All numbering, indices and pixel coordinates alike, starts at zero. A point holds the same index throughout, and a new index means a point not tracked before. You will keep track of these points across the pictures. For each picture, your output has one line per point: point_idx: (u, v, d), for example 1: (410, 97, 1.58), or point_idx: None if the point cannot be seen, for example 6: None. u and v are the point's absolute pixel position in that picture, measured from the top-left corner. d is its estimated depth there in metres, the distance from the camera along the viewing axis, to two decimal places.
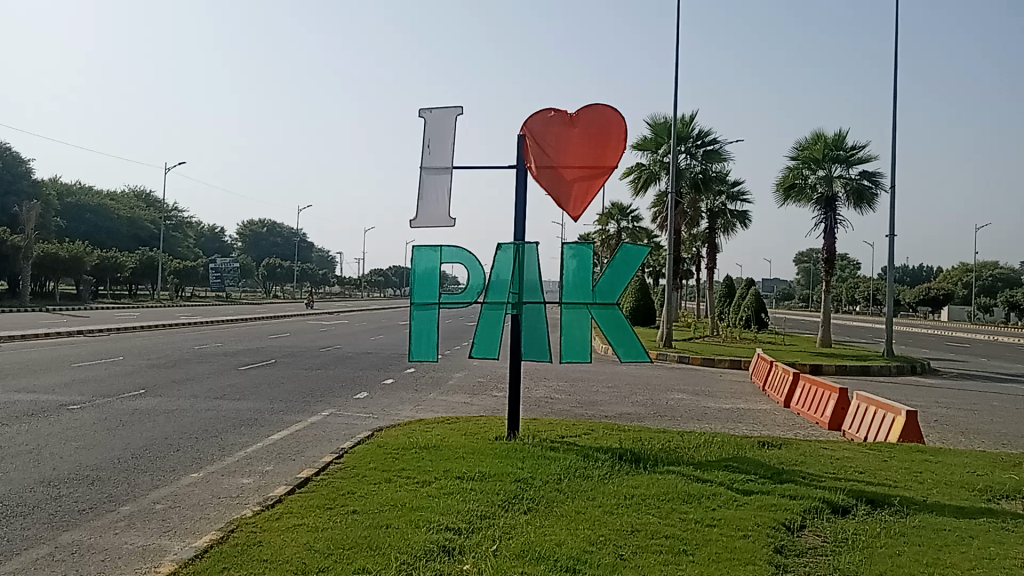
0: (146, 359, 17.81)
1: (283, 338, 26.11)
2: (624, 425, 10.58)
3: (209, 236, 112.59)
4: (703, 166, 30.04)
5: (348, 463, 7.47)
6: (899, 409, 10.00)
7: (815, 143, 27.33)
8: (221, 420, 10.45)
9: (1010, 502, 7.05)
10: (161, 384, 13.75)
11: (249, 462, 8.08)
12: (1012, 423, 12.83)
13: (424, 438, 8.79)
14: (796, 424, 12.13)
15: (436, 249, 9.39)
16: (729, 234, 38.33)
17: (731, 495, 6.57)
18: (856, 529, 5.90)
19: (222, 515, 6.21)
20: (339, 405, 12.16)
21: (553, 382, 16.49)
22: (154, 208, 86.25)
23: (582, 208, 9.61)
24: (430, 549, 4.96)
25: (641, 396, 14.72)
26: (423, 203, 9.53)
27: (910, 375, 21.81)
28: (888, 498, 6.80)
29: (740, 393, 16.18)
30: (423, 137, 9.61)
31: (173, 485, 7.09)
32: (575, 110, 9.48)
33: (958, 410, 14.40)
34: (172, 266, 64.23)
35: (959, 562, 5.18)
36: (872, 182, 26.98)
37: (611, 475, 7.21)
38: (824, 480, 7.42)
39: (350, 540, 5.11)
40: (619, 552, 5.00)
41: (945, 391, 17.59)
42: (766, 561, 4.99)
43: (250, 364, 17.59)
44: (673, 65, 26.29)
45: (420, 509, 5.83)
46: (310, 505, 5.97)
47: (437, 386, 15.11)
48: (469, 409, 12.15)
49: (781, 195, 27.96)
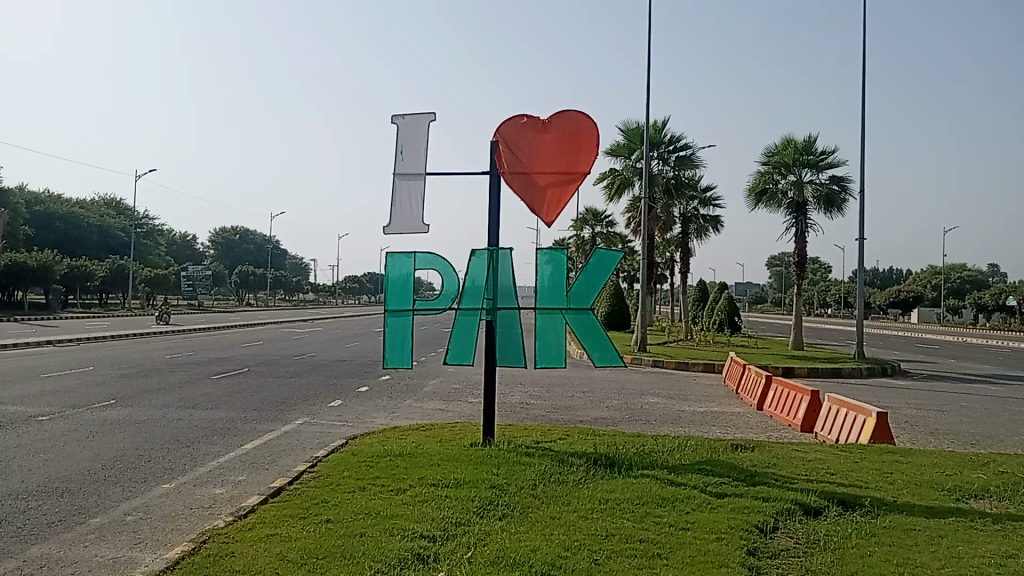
0: (117, 369, 17.62)
1: (256, 347, 25.91)
2: (598, 430, 10.61)
3: (181, 245, 111.69)
4: (675, 172, 30.26)
5: (321, 471, 7.44)
6: (870, 410, 10.09)
7: (786, 148, 27.57)
8: (193, 430, 10.35)
9: (978, 501, 7.16)
10: (132, 393, 13.61)
11: (222, 471, 8.01)
12: (981, 423, 13.04)
13: (398, 446, 8.75)
14: (769, 426, 12.23)
15: (409, 255, 9.33)
16: (701, 238, 38.57)
17: (705, 498, 6.61)
18: (828, 531, 5.94)
19: (195, 525, 6.16)
20: (313, 413, 12.08)
21: (528, 388, 16.49)
22: (125, 216, 85.29)
23: (556, 213, 9.66)
24: (406, 557, 4.94)
25: (615, 400, 14.80)
26: (397, 210, 9.51)
27: (880, 377, 22.08)
28: (858, 499, 6.87)
29: (713, 396, 16.31)
30: (398, 143, 9.61)
31: (144, 497, 7.01)
32: (549, 116, 9.51)
33: (928, 411, 14.60)
34: (145, 274, 63.25)
35: (928, 562, 5.24)
36: (842, 186, 27.29)
37: (586, 480, 7.24)
38: (796, 481, 7.49)
39: (324, 549, 5.09)
40: (594, 556, 5.02)
41: (915, 393, 17.85)
42: (740, 564, 5.02)
43: (223, 374, 17.41)
44: (646, 71, 26.45)
45: (395, 517, 5.81)
46: (285, 514, 5.93)
47: (412, 393, 15.03)
48: (445, 417, 12.14)
49: (752, 200, 28.25)
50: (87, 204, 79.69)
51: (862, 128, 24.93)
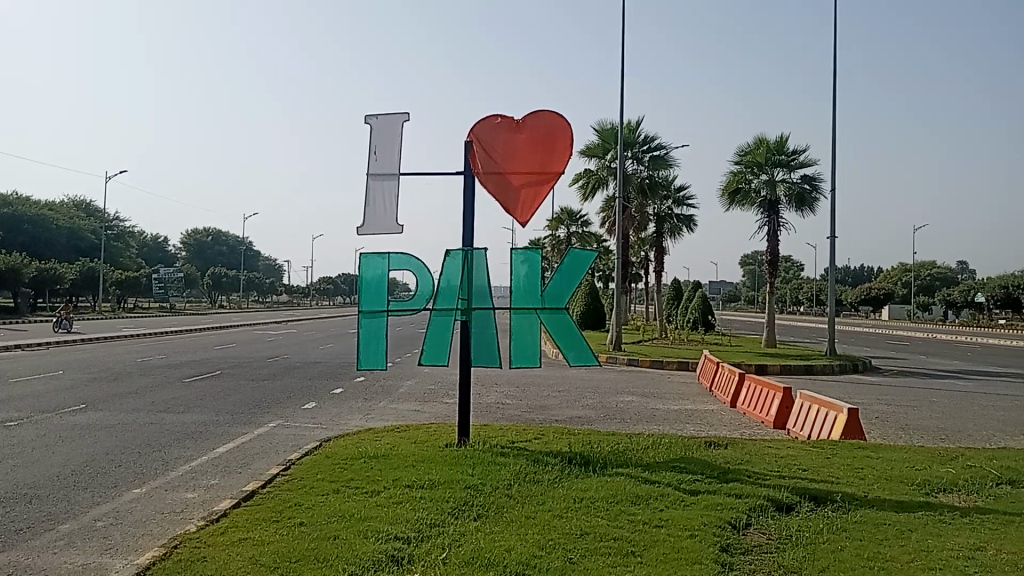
0: (87, 373, 17.39)
1: (229, 349, 25.67)
2: (573, 429, 10.63)
3: (152, 247, 110.57)
4: (649, 171, 30.38)
5: (295, 474, 7.40)
6: (841, 407, 10.21)
7: (758, 147, 27.80)
8: (164, 434, 10.25)
9: (947, 495, 7.27)
10: (103, 398, 13.43)
11: (194, 475, 7.94)
12: (950, 418, 13.22)
13: (373, 447, 8.71)
14: (742, 423, 12.33)
15: (384, 256, 9.29)
16: (676, 238, 38.76)
17: (678, 496, 6.65)
18: (799, 526, 6.01)
19: (166, 530, 6.10)
20: (286, 416, 12.00)
21: (504, 387, 16.50)
22: (96, 218, 84.29)
23: (530, 213, 9.67)
24: (379, 559, 4.93)
25: (590, 399, 14.85)
26: (371, 211, 9.48)
27: (852, 373, 22.31)
28: (830, 494, 6.94)
29: (687, 394, 16.41)
30: (371, 144, 9.58)
31: (114, 502, 6.93)
32: (523, 117, 9.52)
33: (898, 407, 14.78)
34: (116, 276, 62.52)
35: (898, 556, 5.31)
36: (813, 186, 27.59)
37: (562, 479, 7.27)
38: (768, 478, 7.55)
39: (297, 552, 5.05)
40: (568, 556, 5.02)
41: (885, 389, 18.07)
42: (712, 560, 5.04)
43: (196, 376, 17.24)
44: (620, 72, 26.57)
45: (370, 519, 5.79)
46: (257, 518, 5.89)
47: (387, 394, 14.99)
48: (421, 417, 12.15)
49: (725, 199, 28.41)
50: (56, 206, 78.59)
51: (833, 127, 25.17)
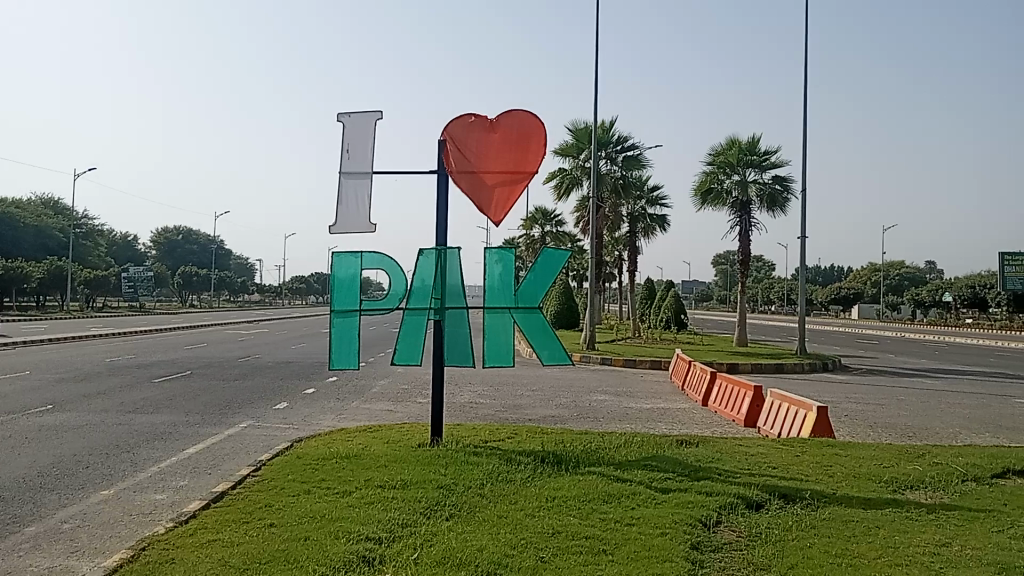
0: (55, 373, 17.16)
1: (201, 349, 25.41)
2: (546, 428, 10.65)
3: (121, 245, 109.25)
4: (623, 171, 30.51)
5: (265, 475, 7.34)
6: (810, 405, 10.32)
7: (730, 148, 28.01)
8: (133, 435, 10.12)
9: (914, 492, 7.37)
10: (70, 398, 13.24)
11: (163, 477, 7.85)
12: (917, 416, 13.40)
13: (345, 448, 8.66)
14: (713, 421, 12.42)
15: (357, 255, 9.25)
16: (649, 237, 38.94)
17: (650, 494, 6.68)
18: (768, 524, 6.06)
19: (133, 532, 6.03)
20: (257, 416, 11.90)
21: (478, 387, 16.50)
22: (64, 216, 83.17)
23: (504, 212, 9.65)
24: (350, 560, 4.91)
25: (563, 398, 14.89)
26: (343, 209, 9.44)
27: (822, 372, 22.54)
28: (799, 492, 7.01)
29: (659, 393, 16.51)
30: (343, 142, 9.53)
31: (82, 504, 6.84)
32: (496, 116, 9.53)
33: (867, 405, 14.95)
34: (84, 276, 61.70)
35: (865, 552, 5.37)
36: (784, 186, 27.85)
37: (534, 478, 7.27)
38: (738, 476, 7.61)
39: (267, 553, 5.02)
40: (539, 554, 5.03)
41: (855, 387, 18.26)
42: (683, 558, 5.07)
43: (166, 376, 17.06)
44: (593, 71, 26.66)
45: (340, 520, 5.76)
46: (226, 520, 5.84)
47: (359, 394, 14.94)
48: (393, 417, 12.12)
49: (698, 199, 28.61)
50: (24, 204, 77.46)
51: (803, 128, 25.41)
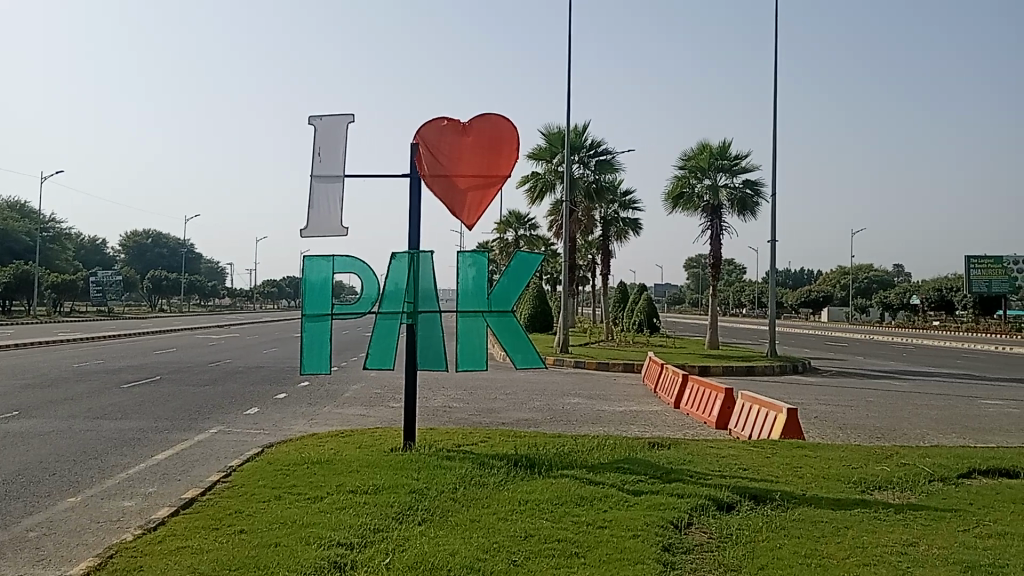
0: (21, 379, 16.90)
1: (171, 354, 25.14)
2: (519, 432, 10.65)
3: (89, 249, 107.81)
4: (596, 175, 30.63)
5: (235, 481, 7.27)
6: (781, 407, 10.42)
7: (701, 153, 28.23)
8: (101, 441, 10.00)
9: (882, 492, 7.47)
10: (36, 404, 13.05)
11: (131, 484, 7.76)
12: (886, 417, 13.57)
13: (316, 453, 8.61)
14: (685, 424, 12.50)
15: (328, 259, 9.21)
16: (621, 241, 39.12)
17: (621, 496, 6.72)
18: (739, 525, 6.11)
19: (101, 540, 5.95)
20: (228, 421, 11.81)
21: (451, 391, 16.47)
22: (30, 219, 81.85)
23: (477, 216, 9.67)
24: (321, 566, 4.88)
25: (537, 402, 14.91)
26: (315, 213, 9.39)
27: (792, 374, 22.77)
28: (769, 493, 7.07)
29: (632, 395, 16.58)
30: (314, 145, 9.48)
31: (49, 511, 6.74)
32: (469, 120, 9.53)
33: (837, 406, 15.12)
34: (51, 280, 60.78)
35: (834, 552, 5.43)
36: (755, 190, 28.11)
37: (507, 481, 7.27)
38: (710, 478, 7.66)
39: (236, 561, 4.97)
40: (512, 558, 5.04)
41: (825, 389, 18.45)
42: (654, 560, 5.10)
43: (135, 382, 16.86)
44: (566, 76, 26.75)
45: (312, 526, 5.73)
46: (196, 526, 5.79)
47: (332, 399, 14.85)
48: (366, 421, 12.08)
49: (670, 203, 28.78)
50: None
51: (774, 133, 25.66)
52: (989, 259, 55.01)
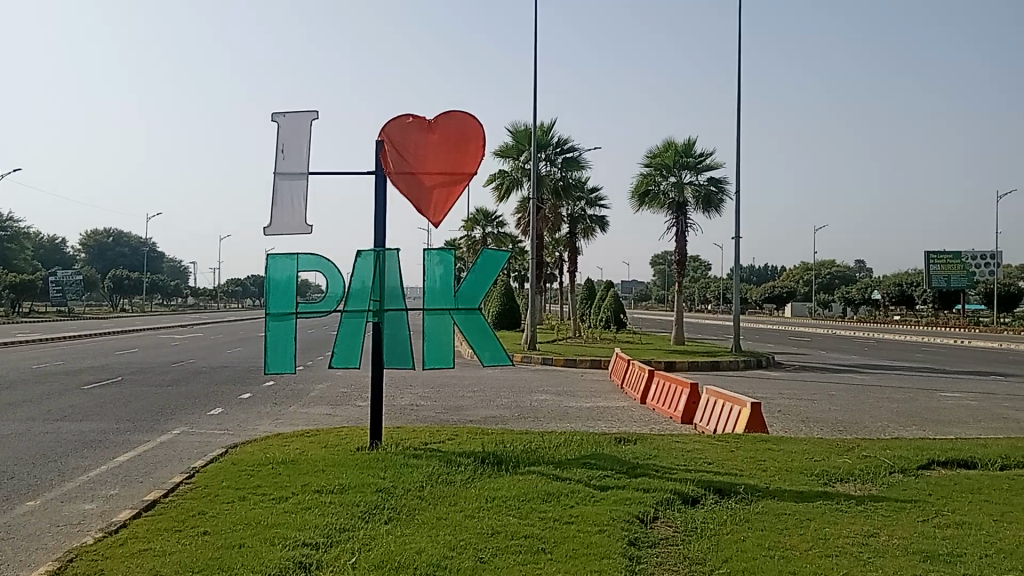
0: None
1: (133, 354, 24.76)
2: (486, 429, 10.65)
3: (48, 248, 105.82)
4: (562, 173, 30.69)
5: (199, 482, 7.19)
6: (745, 402, 10.54)
7: (667, 150, 28.41)
8: (60, 444, 9.83)
9: (844, 484, 7.59)
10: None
11: (92, 486, 7.64)
12: (849, 410, 13.77)
13: (281, 453, 8.54)
14: (651, 419, 12.59)
15: (292, 257, 9.13)
16: (587, 238, 39.26)
17: (588, 492, 6.75)
18: (704, 518, 6.17)
19: (61, 544, 5.85)
20: (191, 422, 11.67)
21: (418, 389, 16.42)
22: None
23: (443, 213, 9.62)
24: (286, 566, 4.85)
25: (504, 399, 14.92)
26: (278, 210, 9.30)
27: (756, 369, 23.01)
28: (733, 487, 7.15)
29: (598, 391, 16.67)
30: (278, 142, 9.39)
31: (5, 516, 6.61)
32: (434, 117, 9.50)
33: (800, 400, 15.32)
34: (8, 279, 59.58)
35: (797, 544, 5.51)
36: (719, 188, 28.38)
37: (474, 479, 7.27)
38: (675, 472, 7.73)
39: (200, 562, 4.92)
40: (479, 555, 5.04)
41: (789, 383, 18.68)
42: (620, 554, 5.13)
43: (96, 383, 16.59)
44: (532, 74, 26.77)
45: (277, 526, 5.68)
46: (159, 529, 5.71)
47: (297, 398, 14.73)
48: (332, 421, 12.00)
49: (635, 201, 28.92)
50: None
51: (737, 130, 25.92)
52: (948, 254, 56.09)
